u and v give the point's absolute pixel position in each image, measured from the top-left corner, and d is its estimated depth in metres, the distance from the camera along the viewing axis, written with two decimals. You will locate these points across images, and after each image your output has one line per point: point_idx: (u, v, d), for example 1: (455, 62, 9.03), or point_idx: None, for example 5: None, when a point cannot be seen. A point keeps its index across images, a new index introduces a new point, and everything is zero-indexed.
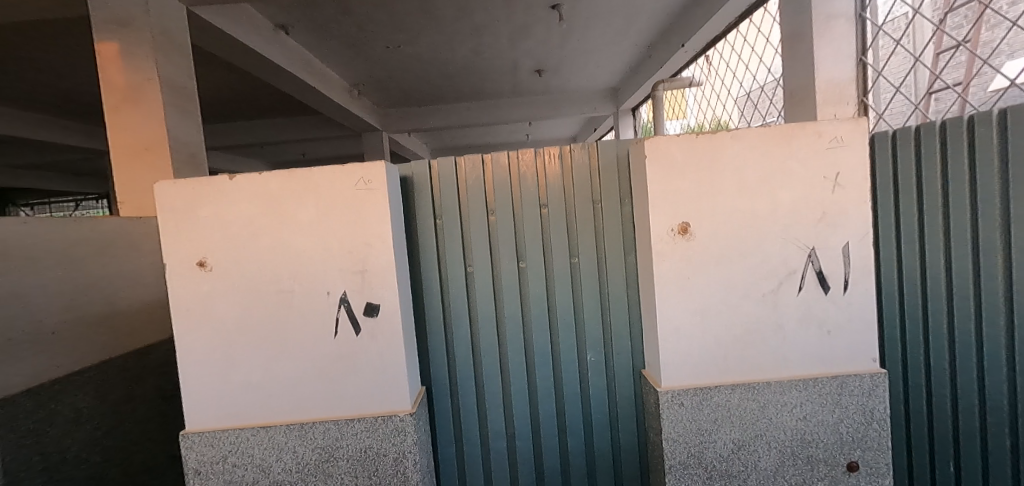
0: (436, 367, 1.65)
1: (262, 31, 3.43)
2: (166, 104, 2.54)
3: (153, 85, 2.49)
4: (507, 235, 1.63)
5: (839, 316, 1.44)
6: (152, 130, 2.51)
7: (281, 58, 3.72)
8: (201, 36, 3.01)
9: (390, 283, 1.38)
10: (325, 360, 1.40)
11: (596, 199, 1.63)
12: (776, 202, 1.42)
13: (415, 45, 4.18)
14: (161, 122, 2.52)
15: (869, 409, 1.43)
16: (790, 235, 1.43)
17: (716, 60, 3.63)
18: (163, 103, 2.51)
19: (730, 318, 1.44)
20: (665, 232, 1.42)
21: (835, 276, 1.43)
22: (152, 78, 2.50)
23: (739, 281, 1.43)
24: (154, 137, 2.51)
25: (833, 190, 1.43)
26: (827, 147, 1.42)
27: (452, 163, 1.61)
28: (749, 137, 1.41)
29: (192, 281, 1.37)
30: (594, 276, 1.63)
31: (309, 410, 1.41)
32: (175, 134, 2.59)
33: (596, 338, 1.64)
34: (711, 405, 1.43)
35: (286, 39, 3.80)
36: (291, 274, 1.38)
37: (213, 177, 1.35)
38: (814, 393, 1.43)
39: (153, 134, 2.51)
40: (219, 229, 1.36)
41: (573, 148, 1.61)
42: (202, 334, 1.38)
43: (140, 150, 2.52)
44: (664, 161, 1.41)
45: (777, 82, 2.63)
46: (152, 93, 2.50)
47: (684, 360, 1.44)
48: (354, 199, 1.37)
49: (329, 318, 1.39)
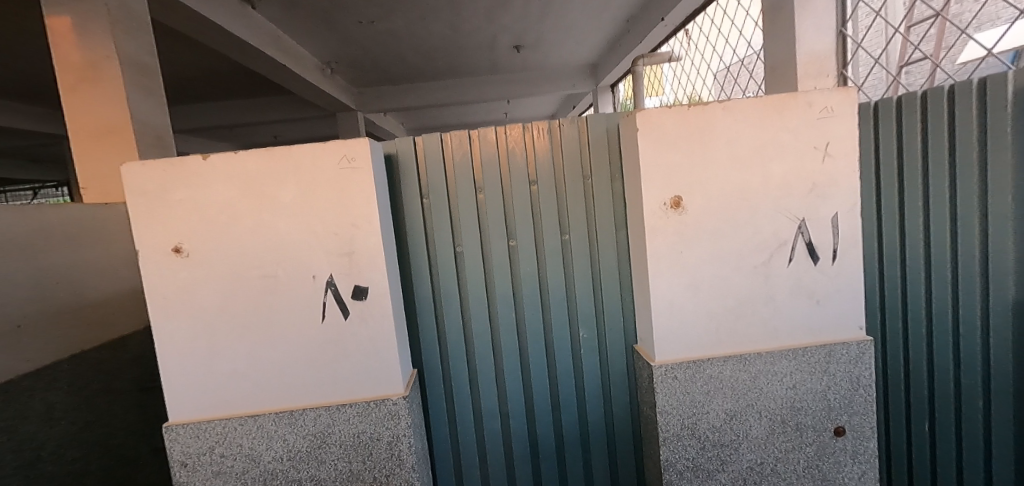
0: (428, 350, 1.62)
1: (227, 4, 3.24)
2: (126, 84, 2.38)
3: (111, 61, 2.33)
4: (496, 214, 1.59)
5: (827, 286, 1.46)
6: (114, 111, 2.36)
7: (250, 34, 3.52)
8: (161, 10, 2.82)
9: (379, 266, 1.34)
10: (313, 346, 1.36)
11: (586, 175, 1.59)
12: (765, 174, 1.41)
13: (391, 20, 4.01)
14: (123, 103, 2.37)
15: (856, 376, 1.47)
16: (779, 207, 1.42)
17: (696, 33, 3.56)
18: (123, 82, 2.36)
19: (720, 291, 1.44)
20: (658, 207, 1.40)
21: (823, 247, 1.44)
22: (111, 54, 2.34)
23: (728, 253, 1.43)
24: (116, 119, 2.37)
25: (822, 160, 1.42)
26: (818, 117, 1.41)
27: (438, 139, 1.55)
28: (740, 108, 1.39)
29: (167, 268, 1.30)
30: (586, 253, 1.61)
31: (299, 397, 1.37)
32: (138, 115, 2.45)
33: (588, 315, 1.63)
34: (703, 377, 1.44)
35: (253, 14, 3.60)
36: (273, 259, 1.32)
37: (186, 157, 1.27)
38: (802, 362, 1.45)
39: (115, 115, 2.36)
40: (193, 213, 1.28)
41: (561, 122, 1.57)
42: (180, 324, 1.32)
43: (101, 133, 2.37)
44: (655, 134, 1.37)
45: (758, 56, 2.59)
46: (111, 72, 2.34)
47: (676, 334, 1.44)
48: (338, 179, 1.31)
49: (316, 303, 1.34)
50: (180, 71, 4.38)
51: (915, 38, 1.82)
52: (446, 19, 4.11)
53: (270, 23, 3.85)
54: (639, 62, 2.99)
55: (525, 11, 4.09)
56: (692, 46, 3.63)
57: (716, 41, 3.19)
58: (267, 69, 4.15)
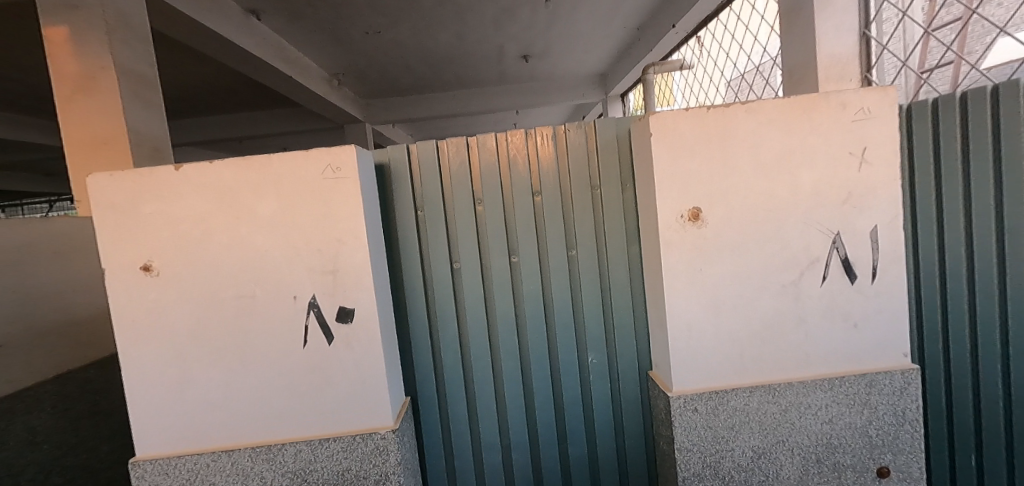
0: (422, 376, 1.49)
1: (232, 16, 3.20)
2: (123, 94, 2.31)
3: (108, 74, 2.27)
4: (496, 227, 1.46)
5: (866, 308, 1.30)
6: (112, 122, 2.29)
7: (254, 45, 3.48)
8: (164, 22, 2.77)
9: (366, 285, 1.22)
10: (294, 373, 1.23)
11: (594, 184, 1.46)
12: (795, 184, 1.27)
13: (396, 30, 3.95)
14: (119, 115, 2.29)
15: (901, 409, 1.30)
16: (811, 219, 1.28)
17: (707, 40, 3.44)
18: (119, 93, 2.28)
19: (744, 313, 1.29)
20: (674, 219, 1.26)
21: (861, 263, 1.29)
22: (108, 67, 2.27)
23: (754, 271, 1.29)
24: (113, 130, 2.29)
25: (859, 167, 1.28)
26: (853, 119, 1.27)
27: (434, 146, 1.44)
28: (763, 110, 1.25)
29: (136, 288, 1.19)
30: (594, 270, 1.47)
31: (278, 431, 1.25)
32: (135, 126, 2.36)
33: (597, 339, 1.49)
34: (727, 410, 1.29)
35: (258, 24, 3.56)
36: (251, 277, 1.20)
37: (157, 167, 1.17)
38: (840, 394, 1.29)
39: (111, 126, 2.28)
40: (164, 228, 1.18)
41: (567, 128, 1.44)
42: (149, 350, 1.20)
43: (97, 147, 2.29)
44: (671, 139, 1.24)
45: (774, 63, 2.42)
46: (107, 81, 2.27)
47: (696, 362, 1.29)
48: (321, 189, 1.19)
49: (296, 326, 1.22)
50: (185, 83, 4.36)
51: (939, 44, 1.66)
52: (452, 29, 4.05)
53: (275, 34, 3.80)
54: (649, 69, 2.83)
55: (533, 20, 4.01)
56: (704, 53, 3.50)
57: (729, 49, 3.04)
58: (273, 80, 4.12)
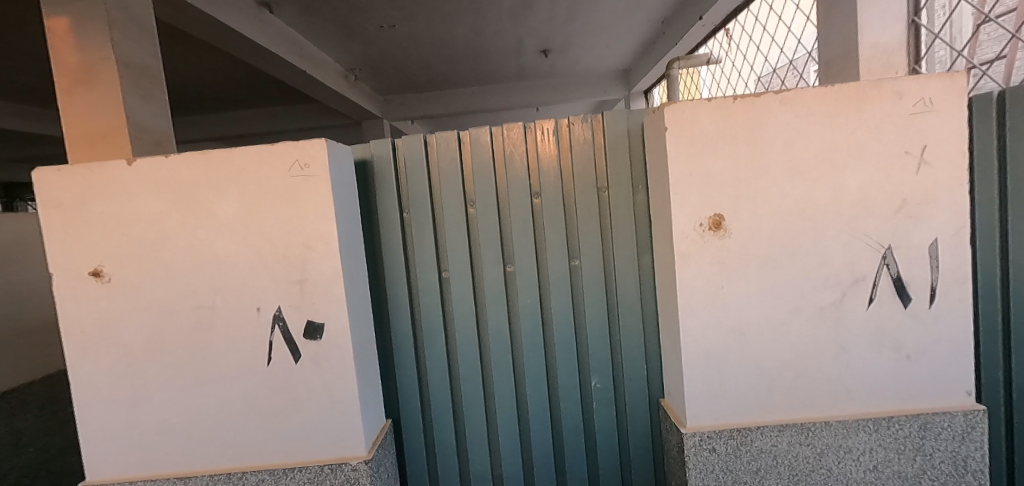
0: (406, 396, 1.35)
1: (247, 10, 2.91)
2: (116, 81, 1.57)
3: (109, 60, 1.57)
4: (490, 232, 1.30)
5: (921, 337, 1.10)
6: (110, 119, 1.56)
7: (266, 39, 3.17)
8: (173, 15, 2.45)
9: (336, 298, 1.08)
10: (256, 394, 1.11)
11: (601, 186, 1.29)
12: (838, 189, 1.08)
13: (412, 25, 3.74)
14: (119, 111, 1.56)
15: (961, 458, 1.10)
16: (857, 230, 1.08)
17: (737, 32, 3.18)
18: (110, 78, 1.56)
19: (774, 339, 1.11)
20: (693, 228, 1.08)
21: (917, 284, 1.09)
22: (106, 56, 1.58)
23: (786, 290, 1.10)
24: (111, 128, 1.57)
25: (917, 169, 1.07)
26: (911, 112, 1.06)
27: (422, 141, 1.28)
28: (801, 101, 1.06)
29: (86, 296, 1.09)
30: (600, 283, 1.30)
31: (238, 458, 1.13)
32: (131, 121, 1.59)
33: (602, 361, 1.32)
34: (750, 451, 1.11)
35: (273, 18, 3.27)
36: (210, 286, 1.08)
37: (108, 161, 1.06)
38: (887, 437, 1.10)
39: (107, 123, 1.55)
40: (117, 229, 1.07)
41: (571, 121, 1.28)
42: (100, 365, 1.10)
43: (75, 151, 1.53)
44: (690, 134, 1.06)
45: (808, 56, 2.08)
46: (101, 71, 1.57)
47: (715, 394, 1.11)
48: (288, 188, 1.07)
49: (260, 341, 1.10)
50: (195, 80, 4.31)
51: (989, 38, 1.25)
52: (471, 24, 3.87)
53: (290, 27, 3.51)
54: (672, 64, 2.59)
55: (553, 13, 3.81)
56: (733, 46, 3.25)
57: (763, 40, 2.74)
58: (288, 75, 3.86)
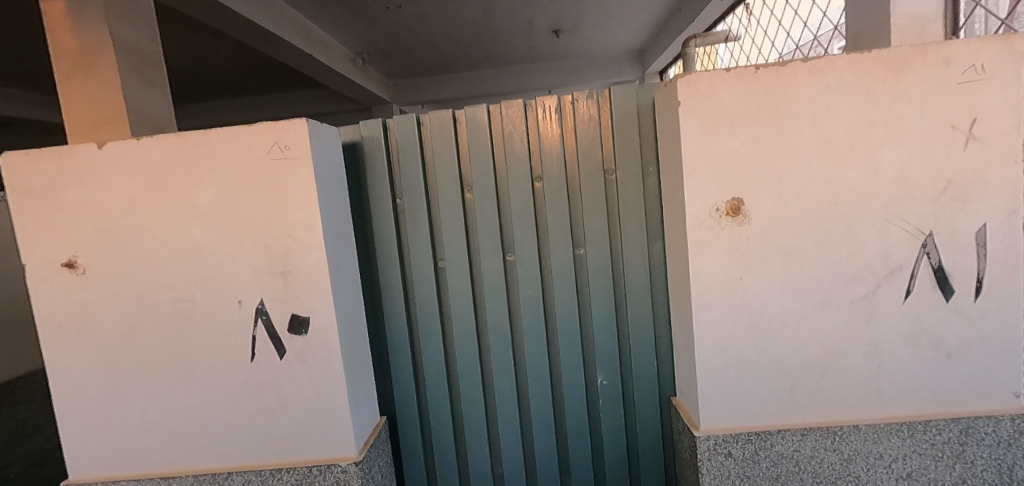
0: (402, 393, 1.28)
1: None
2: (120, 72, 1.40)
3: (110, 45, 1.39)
4: (488, 219, 1.22)
5: (963, 334, 0.99)
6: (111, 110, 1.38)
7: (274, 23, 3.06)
8: None
9: (321, 290, 1.01)
10: (240, 392, 1.05)
11: (608, 168, 1.19)
12: (873, 170, 0.97)
13: (420, 6, 3.57)
14: (123, 103, 1.39)
15: (1007, 466, 0.99)
16: (894, 216, 0.97)
17: (757, 7, 2.97)
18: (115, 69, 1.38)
19: (798, 335, 1.01)
20: (709, 214, 0.98)
21: (961, 275, 0.97)
22: (104, 44, 1.39)
23: (813, 282, 0.99)
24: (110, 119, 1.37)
25: (964, 145, 0.95)
26: (959, 80, 0.94)
27: (414, 121, 1.19)
28: (833, 71, 0.95)
29: (62, 288, 1.04)
30: (607, 273, 1.21)
31: (223, 458, 1.08)
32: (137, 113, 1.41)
33: (609, 356, 1.23)
34: (770, 456, 1.02)
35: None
36: (190, 277, 1.03)
37: (79, 145, 1.00)
38: (922, 443, 1.00)
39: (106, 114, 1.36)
40: (90, 217, 1.02)
41: (575, 97, 1.17)
42: (79, 361, 1.06)
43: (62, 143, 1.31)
44: (708, 108, 0.96)
45: (834, 32, 1.91)
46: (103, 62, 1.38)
47: (732, 395, 1.02)
48: (268, 172, 0.99)
49: (242, 336, 1.04)
50: (198, 69, 4.24)
51: None
52: (480, 5, 3.71)
53: (294, 9, 3.35)
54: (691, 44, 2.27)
55: None
56: (754, 21, 3.05)
57: (785, 16, 2.56)
58: (294, 61, 3.71)
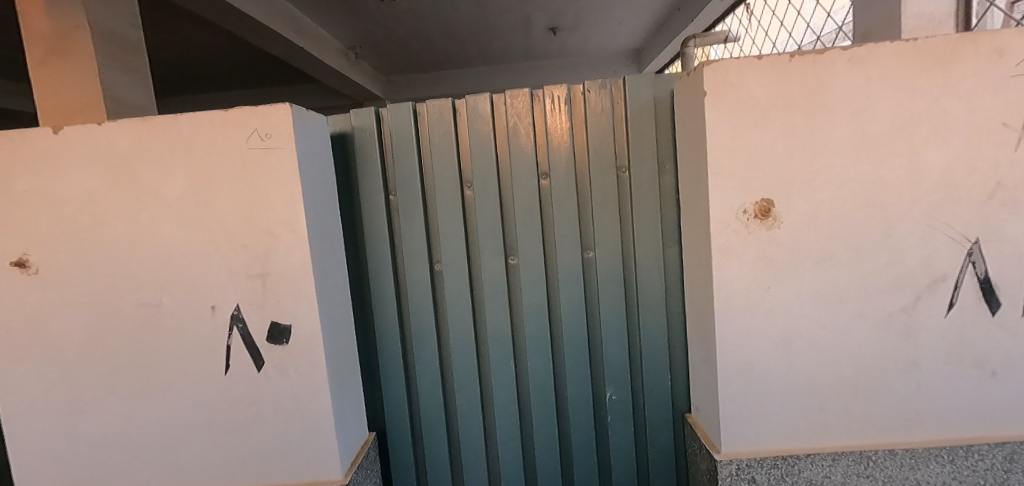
0: (393, 407, 1.18)
1: None
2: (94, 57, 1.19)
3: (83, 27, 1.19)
4: (490, 218, 1.11)
5: (1009, 351, 0.90)
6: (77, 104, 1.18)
7: (264, 13, 2.93)
8: None
9: (304, 295, 0.91)
10: (212, 406, 0.95)
11: (620, 164, 1.09)
12: (916, 171, 0.88)
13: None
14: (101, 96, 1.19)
15: None
16: (938, 221, 0.88)
17: (756, 8, 2.86)
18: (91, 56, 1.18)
19: (830, 352, 0.92)
20: (736, 217, 0.89)
21: (1008, 288, 0.89)
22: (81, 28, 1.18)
23: (846, 293, 0.91)
24: (74, 114, 1.18)
25: (1016, 145, 0.86)
26: (1012, 72, 0.85)
27: (410, 110, 1.09)
28: (874, 60, 0.86)
29: (12, 290, 0.93)
30: (618, 279, 1.11)
31: (192, 480, 0.98)
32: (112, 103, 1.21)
33: (619, 369, 1.14)
34: (797, 482, 0.94)
35: None
36: (157, 279, 0.92)
37: (31, 129, 0.89)
38: (963, 469, 0.93)
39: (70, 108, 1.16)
40: (44, 210, 0.90)
41: (587, 87, 1.07)
42: (31, 370, 0.95)
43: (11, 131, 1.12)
44: (736, 100, 0.86)
45: (838, 33, 1.71)
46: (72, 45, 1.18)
47: (757, 416, 0.93)
48: (245, 163, 0.89)
49: (215, 346, 0.93)
50: (185, 60, 4.09)
51: None
52: None
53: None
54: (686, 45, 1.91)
55: None
56: (752, 22, 2.95)
57: (780, 19, 2.47)
58: (284, 53, 3.58)
